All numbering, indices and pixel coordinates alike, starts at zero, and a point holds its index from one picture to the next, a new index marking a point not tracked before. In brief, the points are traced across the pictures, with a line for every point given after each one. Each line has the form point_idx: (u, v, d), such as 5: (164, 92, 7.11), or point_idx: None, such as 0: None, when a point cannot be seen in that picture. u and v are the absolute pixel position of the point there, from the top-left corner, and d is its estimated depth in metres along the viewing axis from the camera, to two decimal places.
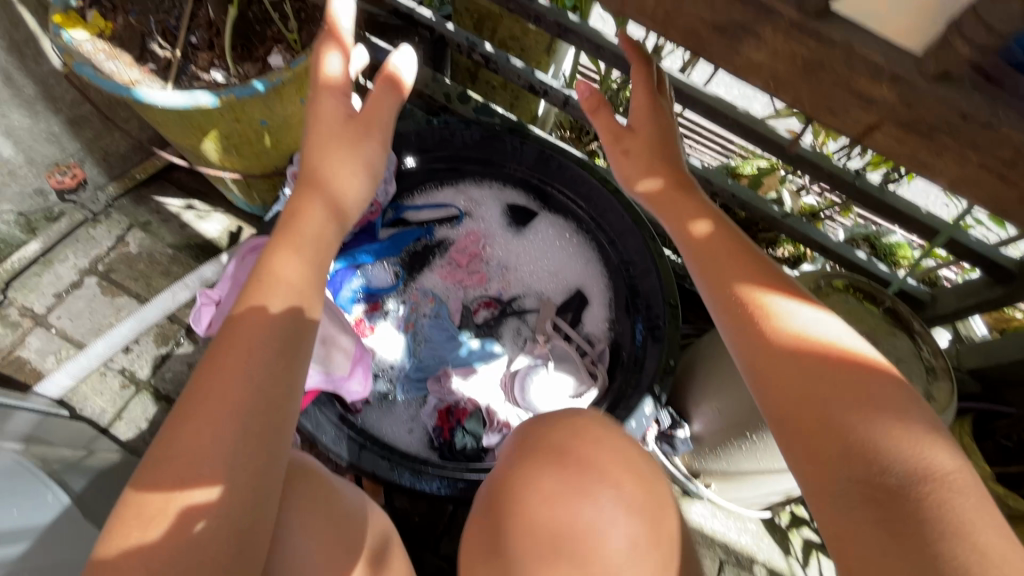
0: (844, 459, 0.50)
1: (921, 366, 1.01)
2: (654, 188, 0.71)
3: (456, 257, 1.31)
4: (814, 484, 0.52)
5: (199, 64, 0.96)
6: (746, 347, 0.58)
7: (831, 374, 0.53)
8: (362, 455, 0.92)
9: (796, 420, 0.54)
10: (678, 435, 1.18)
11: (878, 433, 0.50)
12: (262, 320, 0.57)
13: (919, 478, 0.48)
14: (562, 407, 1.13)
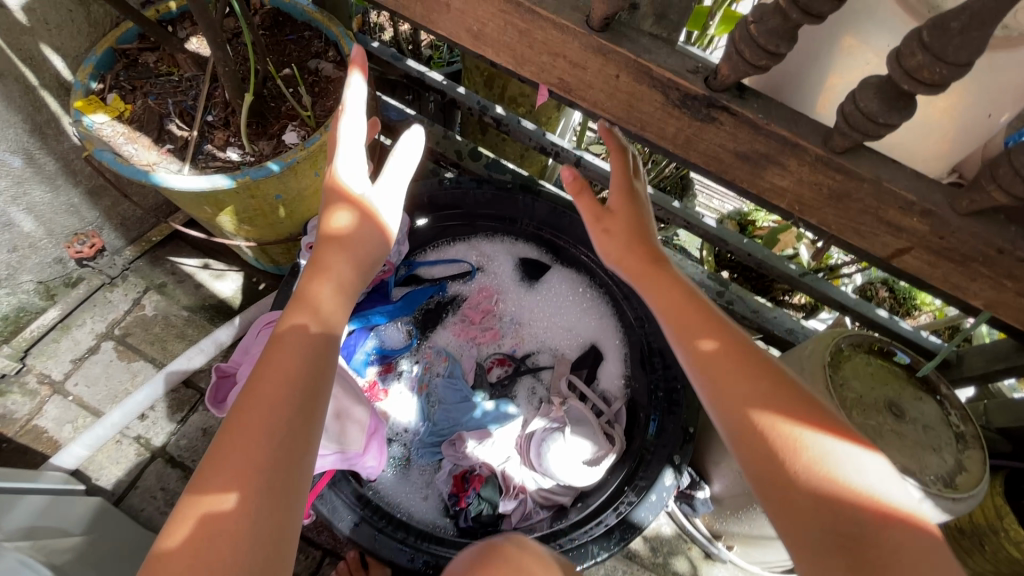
0: (816, 513, 0.53)
1: (949, 433, 0.99)
2: (631, 260, 0.72)
3: (468, 313, 1.31)
4: (792, 537, 0.54)
5: (216, 143, 0.98)
6: (723, 406, 0.59)
7: (799, 433, 0.56)
8: (378, 540, 0.93)
9: (768, 474, 0.55)
10: (698, 496, 1.16)
11: (843, 487, 0.53)
12: (291, 347, 0.60)
13: (881, 528, 0.51)
14: (580, 474, 1.08)
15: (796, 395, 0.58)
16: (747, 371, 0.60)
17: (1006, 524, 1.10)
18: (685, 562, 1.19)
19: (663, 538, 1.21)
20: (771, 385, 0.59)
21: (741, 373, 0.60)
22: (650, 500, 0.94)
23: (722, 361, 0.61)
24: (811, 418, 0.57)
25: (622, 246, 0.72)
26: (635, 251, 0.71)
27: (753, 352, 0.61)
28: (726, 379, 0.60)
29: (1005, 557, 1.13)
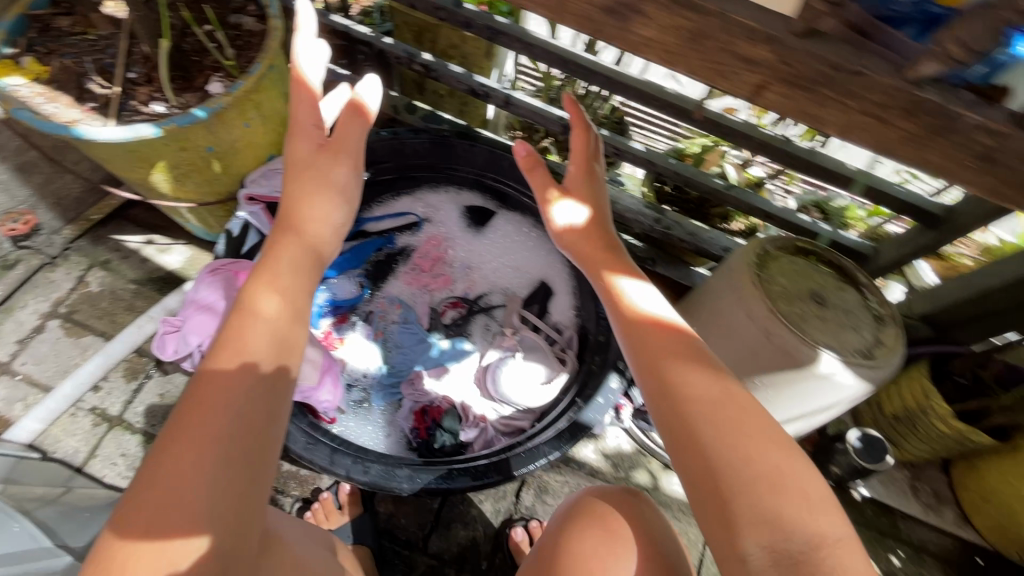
0: (750, 525, 0.49)
1: (868, 315, 1.06)
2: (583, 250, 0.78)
3: (420, 262, 1.34)
4: (725, 555, 0.50)
5: (139, 98, 0.97)
6: (667, 412, 0.57)
7: (742, 446, 0.53)
8: (336, 459, 0.87)
9: (705, 487, 0.52)
10: None
11: (785, 501, 0.50)
12: (226, 383, 0.53)
13: (816, 550, 0.48)
14: (535, 394, 1.15)
15: (744, 404, 0.56)
16: (697, 375, 0.58)
17: (933, 402, 1.18)
18: (644, 474, 1.25)
19: (623, 454, 1.26)
20: (722, 395, 0.57)
21: (687, 375, 0.59)
22: (596, 402, 1.01)
23: (669, 362, 0.60)
24: (757, 429, 0.54)
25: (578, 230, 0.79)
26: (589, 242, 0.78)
27: (706, 359, 0.61)
28: (674, 383, 0.58)
29: (934, 434, 1.21)
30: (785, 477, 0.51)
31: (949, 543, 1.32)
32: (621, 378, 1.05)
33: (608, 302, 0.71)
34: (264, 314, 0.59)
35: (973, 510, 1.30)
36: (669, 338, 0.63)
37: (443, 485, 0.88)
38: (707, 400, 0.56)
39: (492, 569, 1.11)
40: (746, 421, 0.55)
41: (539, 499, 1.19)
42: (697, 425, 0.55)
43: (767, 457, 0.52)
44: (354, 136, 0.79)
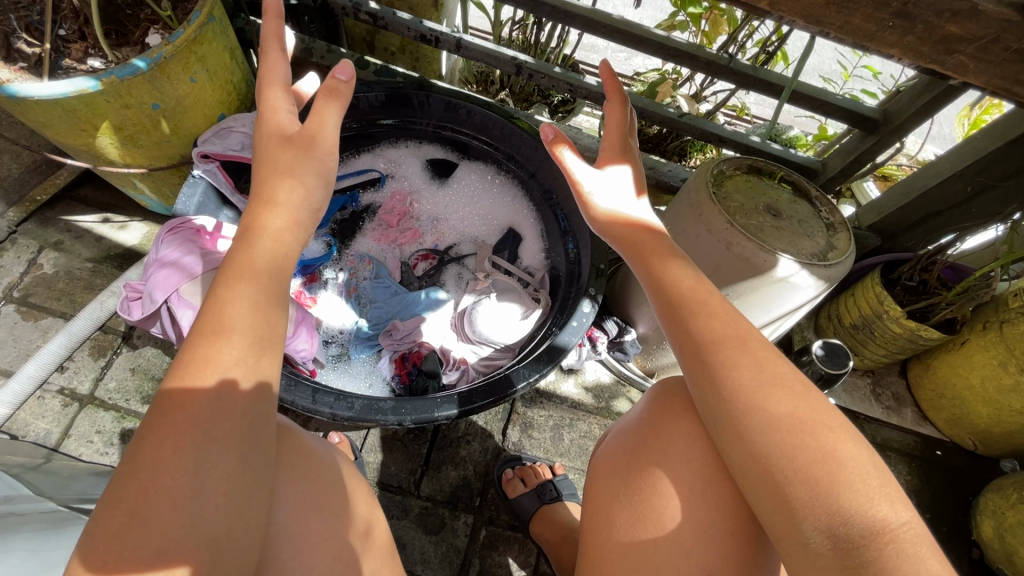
0: (810, 512, 0.53)
1: (820, 223, 1.11)
2: (619, 219, 0.73)
3: (386, 218, 1.35)
4: (784, 535, 0.55)
5: (73, 56, 0.94)
6: (713, 397, 0.61)
7: (796, 434, 0.55)
8: (317, 397, 0.87)
9: (758, 472, 0.57)
10: (626, 339, 1.24)
11: (845, 492, 0.52)
12: (191, 400, 0.50)
13: (881, 534, 0.50)
14: (513, 331, 1.17)
15: (800, 399, 0.58)
16: (746, 363, 0.60)
17: (886, 306, 1.24)
18: (626, 403, 1.28)
19: (602, 386, 1.30)
20: (767, 384, 0.58)
21: (735, 364, 0.60)
22: (572, 325, 1.03)
23: (720, 347, 0.61)
24: (808, 421, 0.56)
25: (610, 207, 0.74)
26: (622, 206, 0.74)
27: (753, 344, 0.62)
28: (720, 370, 0.60)
29: (889, 336, 1.28)
30: (842, 466, 0.53)
31: (912, 439, 1.39)
32: (593, 304, 1.06)
33: (614, 242, 0.73)
34: (256, 256, 0.57)
35: (930, 406, 1.39)
36: (717, 320, 0.63)
37: (430, 415, 0.90)
38: (754, 387, 0.58)
39: (484, 505, 1.13)
40: (795, 411, 0.57)
41: (524, 435, 1.22)
42: (743, 414, 0.58)
43: (817, 444, 0.55)
44: (329, 117, 0.66)
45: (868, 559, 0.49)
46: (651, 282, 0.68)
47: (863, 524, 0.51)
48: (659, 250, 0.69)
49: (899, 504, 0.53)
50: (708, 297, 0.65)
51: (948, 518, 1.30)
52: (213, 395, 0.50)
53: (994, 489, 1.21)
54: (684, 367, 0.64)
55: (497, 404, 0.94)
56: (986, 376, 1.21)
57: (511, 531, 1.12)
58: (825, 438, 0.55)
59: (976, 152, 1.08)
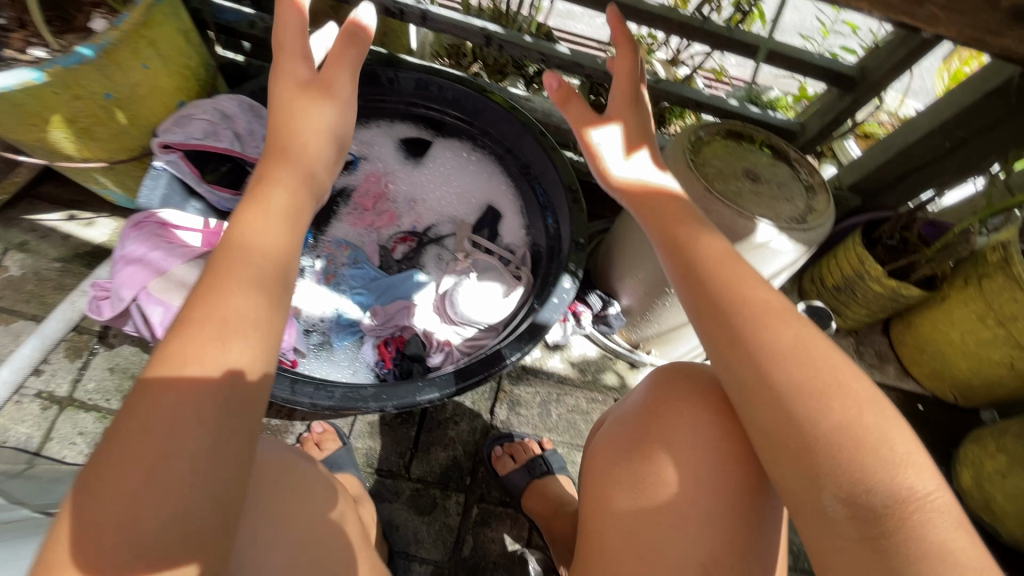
0: (833, 480, 0.54)
1: (800, 186, 1.10)
2: (638, 184, 0.73)
3: (361, 202, 1.32)
4: (801, 503, 0.56)
5: (14, 46, 0.89)
6: (734, 363, 0.60)
7: (823, 399, 0.56)
8: (296, 388, 0.86)
9: (781, 440, 0.57)
10: (610, 313, 1.22)
11: (868, 459, 0.53)
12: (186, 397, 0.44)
13: (906, 503, 0.52)
14: (495, 309, 1.17)
15: (820, 366, 0.57)
16: (771, 329, 0.59)
17: (867, 266, 1.24)
18: (612, 376, 1.29)
19: (588, 360, 1.29)
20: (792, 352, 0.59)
21: (761, 326, 0.60)
22: (552, 302, 1.03)
23: (744, 308, 0.61)
24: (831, 385, 0.57)
25: (627, 168, 0.74)
26: (638, 166, 0.75)
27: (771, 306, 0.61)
28: (747, 336, 0.60)
29: (871, 295, 1.28)
30: (868, 434, 0.55)
31: (895, 396, 1.42)
32: (575, 282, 1.05)
33: (626, 199, 0.74)
34: (268, 232, 0.54)
35: (912, 363, 1.41)
36: (737, 281, 0.63)
37: (415, 399, 0.90)
38: (780, 351, 0.58)
39: (476, 484, 1.15)
40: (822, 374, 0.57)
41: (512, 412, 1.23)
42: (770, 379, 0.58)
43: (841, 410, 0.56)
44: (347, 63, 0.69)
45: (889, 528, 0.51)
46: (666, 244, 0.68)
47: (886, 493, 0.52)
48: (674, 210, 0.70)
49: (926, 470, 0.54)
50: (719, 253, 0.66)
51: None
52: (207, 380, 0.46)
53: (972, 440, 1.24)
54: (701, 330, 0.64)
55: (476, 384, 0.94)
56: (965, 331, 1.22)
57: (503, 506, 1.14)
58: (852, 402, 0.56)
59: (955, 106, 1.07)
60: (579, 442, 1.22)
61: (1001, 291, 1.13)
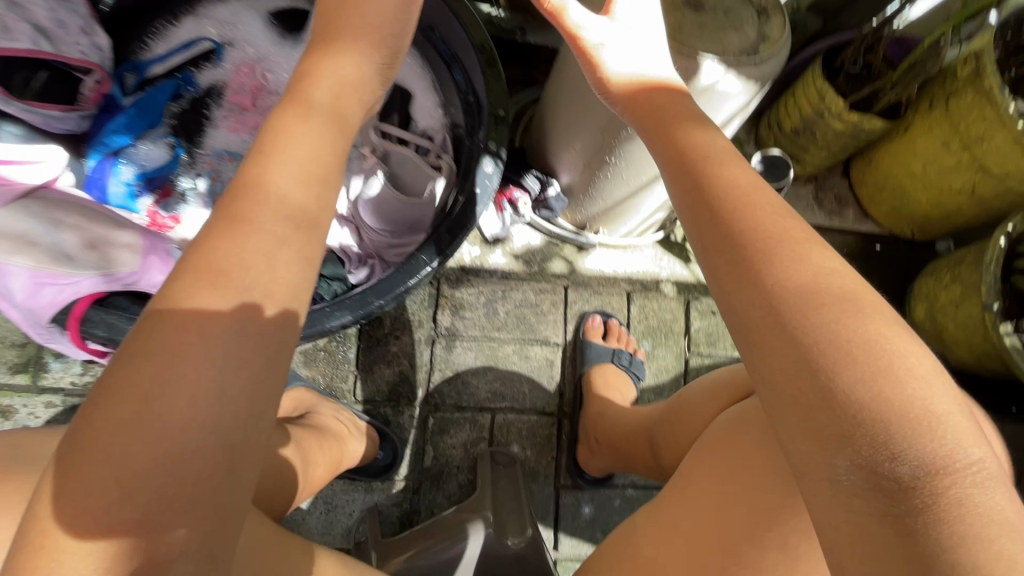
0: (853, 447, 0.42)
1: (751, 10, 0.91)
2: (639, 84, 0.64)
3: (237, 101, 1.07)
4: (811, 470, 0.43)
5: None
6: (746, 302, 0.48)
7: (856, 343, 0.44)
8: None
9: (791, 393, 0.45)
10: (550, 195, 1.10)
11: (894, 425, 0.41)
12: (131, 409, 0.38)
13: (935, 478, 0.40)
14: (413, 209, 1.01)
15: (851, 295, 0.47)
16: (793, 258, 0.48)
17: (828, 102, 1.10)
18: (560, 262, 1.19)
19: (532, 250, 1.18)
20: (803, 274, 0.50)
21: (782, 256, 0.48)
22: (473, 194, 0.89)
23: (754, 227, 0.50)
24: (856, 324, 0.45)
25: (622, 63, 0.64)
26: (635, 55, 0.65)
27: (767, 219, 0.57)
28: (763, 263, 0.48)
29: (831, 135, 1.16)
30: (895, 384, 0.43)
31: (852, 240, 1.36)
32: (499, 166, 0.91)
33: (621, 105, 0.65)
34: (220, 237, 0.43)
35: (870, 202, 1.33)
36: (746, 192, 0.52)
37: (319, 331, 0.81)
38: (810, 286, 0.46)
39: (429, 394, 1.09)
40: (851, 304, 0.46)
41: (456, 317, 1.13)
42: (792, 321, 0.46)
43: (867, 354, 0.44)
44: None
45: (917, 506, 0.39)
46: (672, 154, 0.58)
47: (915, 461, 0.40)
48: (673, 112, 0.61)
49: (970, 439, 0.43)
50: (726, 156, 0.56)
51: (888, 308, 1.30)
52: (198, 339, 0.39)
53: (927, 274, 1.21)
54: (710, 273, 0.52)
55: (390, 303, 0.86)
56: (927, 161, 1.13)
57: (457, 413, 1.09)
58: (887, 344, 0.44)
59: None
60: (533, 336, 1.14)
61: (970, 109, 1.02)
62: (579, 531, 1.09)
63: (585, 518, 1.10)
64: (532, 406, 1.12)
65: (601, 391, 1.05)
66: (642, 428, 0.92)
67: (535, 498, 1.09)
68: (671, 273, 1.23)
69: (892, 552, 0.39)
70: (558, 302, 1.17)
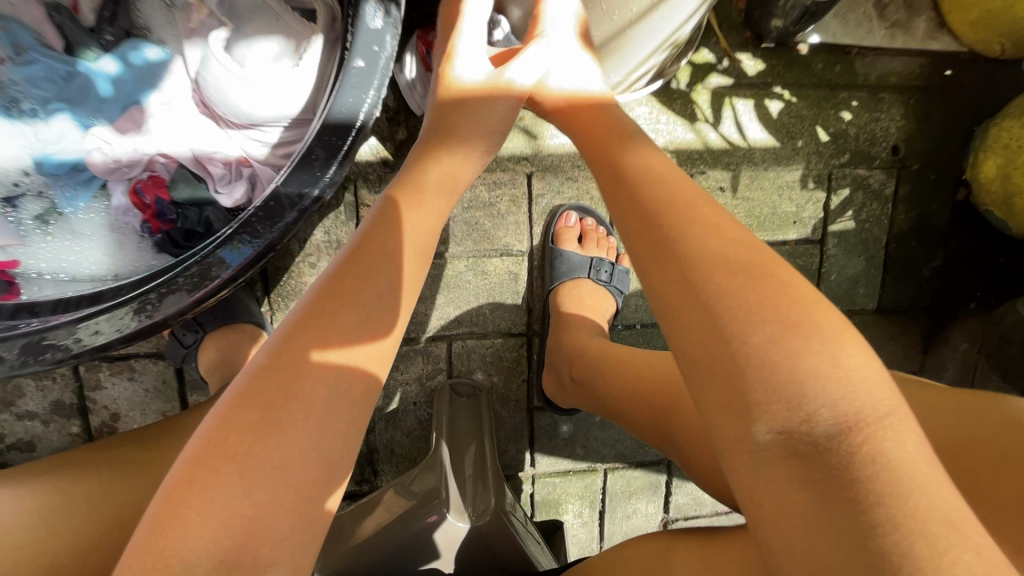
0: (764, 405, 0.40)
1: None
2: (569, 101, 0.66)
3: None
4: (727, 440, 0.41)
5: None
6: (665, 283, 0.47)
7: (756, 305, 0.43)
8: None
9: (708, 363, 0.42)
10: (497, 41, 0.72)
11: (813, 385, 0.39)
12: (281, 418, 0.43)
13: (852, 433, 0.38)
14: (283, 92, 0.67)
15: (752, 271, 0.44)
16: (700, 233, 0.48)
17: None
18: (519, 139, 0.85)
19: None
20: (759, 276, 0.44)
21: (698, 228, 0.48)
22: (355, 69, 0.54)
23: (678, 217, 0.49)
24: (757, 281, 0.44)
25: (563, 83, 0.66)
26: (578, 71, 0.66)
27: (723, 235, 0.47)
28: (677, 240, 0.48)
29: None
30: (799, 339, 0.41)
31: (917, 66, 0.99)
32: (393, 22, 0.55)
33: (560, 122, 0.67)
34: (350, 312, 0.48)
35: (955, 6, 0.93)
36: (658, 180, 0.54)
37: (147, 320, 0.55)
38: (735, 258, 0.45)
39: None
40: (758, 271, 0.45)
41: None
42: (708, 289, 0.44)
43: (775, 315, 0.42)
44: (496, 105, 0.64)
45: (834, 463, 0.38)
46: (611, 176, 0.57)
47: (828, 417, 0.39)
48: (611, 129, 0.61)
49: (882, 388, 0.40)
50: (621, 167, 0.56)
51: (940, 164, 1.01)
52: (320, 357, 0.46)
53: (1015, 114, 0.90)
54: (631, 253, 0.52)
55: (253, 267, 0.57)
56: None
57: (406, 346, 0.91)
58: (794, 300, 0.43)
59: None
60: (490, 246, 0.89)
61: None
62: (556, 450, 1.01)
63: (563, 437, 1.00)
64: (495, 329, 0.92)
65: (578, 312, 0.86)
66: (637, 388, 0.71)
67: (505, 424, 0.98)
68: (669, 139, 0.93)
69: (818, 519, 0.37)
70: (520, 198, 0.88)
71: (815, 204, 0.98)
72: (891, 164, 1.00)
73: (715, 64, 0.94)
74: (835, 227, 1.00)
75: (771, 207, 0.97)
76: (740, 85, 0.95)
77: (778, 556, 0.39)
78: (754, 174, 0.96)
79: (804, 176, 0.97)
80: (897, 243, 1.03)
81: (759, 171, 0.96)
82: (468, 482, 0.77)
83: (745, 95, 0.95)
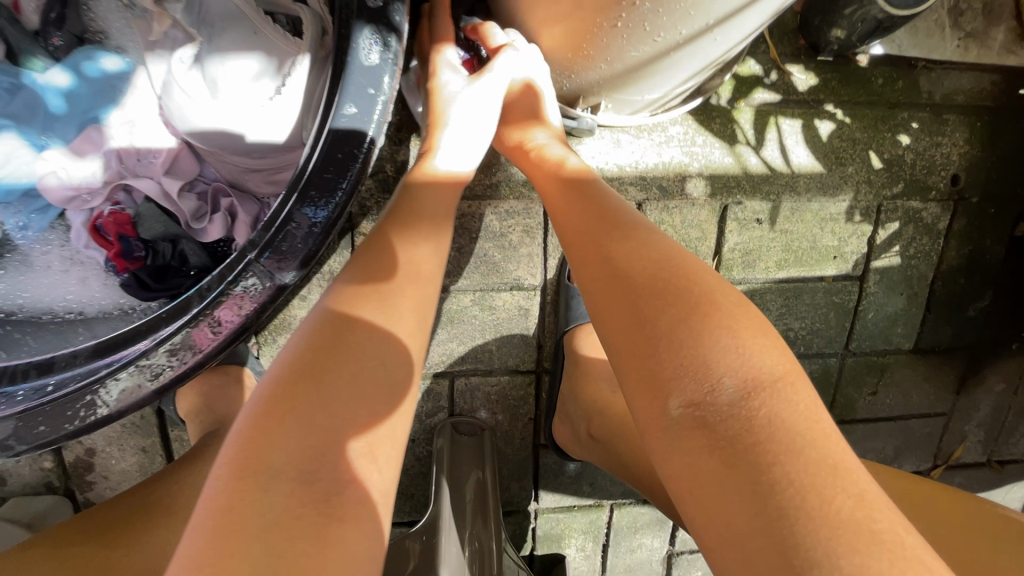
0: (675, 380, 0.40)
1: None
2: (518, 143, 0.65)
3: None
4: (645, 419, 0.41)
5: None
6: (592, 282, 0.48)
7: (664, 291, 0.44)
8: None
9: (625, 350, 0.44)
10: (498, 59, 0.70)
11: (715, 355, 0.40)
12: (358, 342, 0.43)
13: (752, 397, 0.38)
14: (263, 123, 0.58)
15: (666, 262, 0.46)
16: (625, 233, 0.49)
17: None
18: None
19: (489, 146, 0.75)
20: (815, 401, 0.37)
21: (623, 232, 0.49)
22: (346, 118, 0.46)
23: (606, 221, 0.51)
24: (676, 279, 0.44)
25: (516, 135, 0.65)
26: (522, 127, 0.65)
27: (769, 350, 0.40)
28: (602, 237, 0.49)
29: None
30: (706, 320, 0.41)
31: (989, 83, 0.87)
32: (392, 57, 0.46)
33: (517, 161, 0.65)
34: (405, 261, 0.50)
35: None
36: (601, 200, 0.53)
37: (100, 414, 0.48)
38: (645, 256, 0.47)
39: None
40: (665, 262, 0.46)
41: None
42: (626, 283, 0.46)
43: (680, 298, 0.43)
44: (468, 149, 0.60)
45: (755, 446, 0.36)
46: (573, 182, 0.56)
47: (731, 384, 0.38)
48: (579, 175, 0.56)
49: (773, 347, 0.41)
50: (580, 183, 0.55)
51: (1002, 196, 0.91)
52: (384, 295, 0.47)
53: None
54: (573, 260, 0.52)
55: (223, 350, 0.49)
56: None
57: None
58: (698, 284, 0.44)
59: None
60: (500, 280, 0.80)
61: None
62: (562, 487, 0.95)
63: (570, 474, 0.95)
64: (501, 366, 0.85)
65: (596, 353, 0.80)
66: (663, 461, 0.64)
67: (508, 461, 0.92)
68: (706, 163, 0.82)
69: (727, 486, 0.36)
70: (535, 228, 0.79)
71: (859, 238, 0.89)
72: (948, 196, 0.90)
73: (763, 77, 0.82)
74: (878, 263, 0.91)
75: (811, 241, 0.88)
76: (788, 102, 0.84)
77: (707, 539, 0.37)
78: (796, 206, 0.86)
79: (851, 208, 0.87)
80: (943, 280, 0.94)
81: (802, 202, 0.86)
82: (468, 517, 0.73)
83: (792, 114, 0.84)
